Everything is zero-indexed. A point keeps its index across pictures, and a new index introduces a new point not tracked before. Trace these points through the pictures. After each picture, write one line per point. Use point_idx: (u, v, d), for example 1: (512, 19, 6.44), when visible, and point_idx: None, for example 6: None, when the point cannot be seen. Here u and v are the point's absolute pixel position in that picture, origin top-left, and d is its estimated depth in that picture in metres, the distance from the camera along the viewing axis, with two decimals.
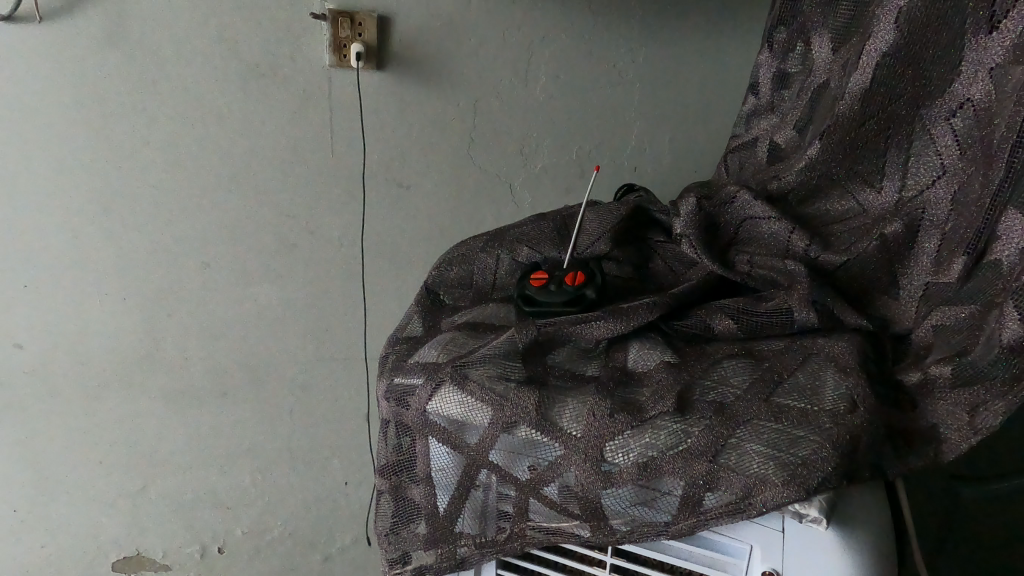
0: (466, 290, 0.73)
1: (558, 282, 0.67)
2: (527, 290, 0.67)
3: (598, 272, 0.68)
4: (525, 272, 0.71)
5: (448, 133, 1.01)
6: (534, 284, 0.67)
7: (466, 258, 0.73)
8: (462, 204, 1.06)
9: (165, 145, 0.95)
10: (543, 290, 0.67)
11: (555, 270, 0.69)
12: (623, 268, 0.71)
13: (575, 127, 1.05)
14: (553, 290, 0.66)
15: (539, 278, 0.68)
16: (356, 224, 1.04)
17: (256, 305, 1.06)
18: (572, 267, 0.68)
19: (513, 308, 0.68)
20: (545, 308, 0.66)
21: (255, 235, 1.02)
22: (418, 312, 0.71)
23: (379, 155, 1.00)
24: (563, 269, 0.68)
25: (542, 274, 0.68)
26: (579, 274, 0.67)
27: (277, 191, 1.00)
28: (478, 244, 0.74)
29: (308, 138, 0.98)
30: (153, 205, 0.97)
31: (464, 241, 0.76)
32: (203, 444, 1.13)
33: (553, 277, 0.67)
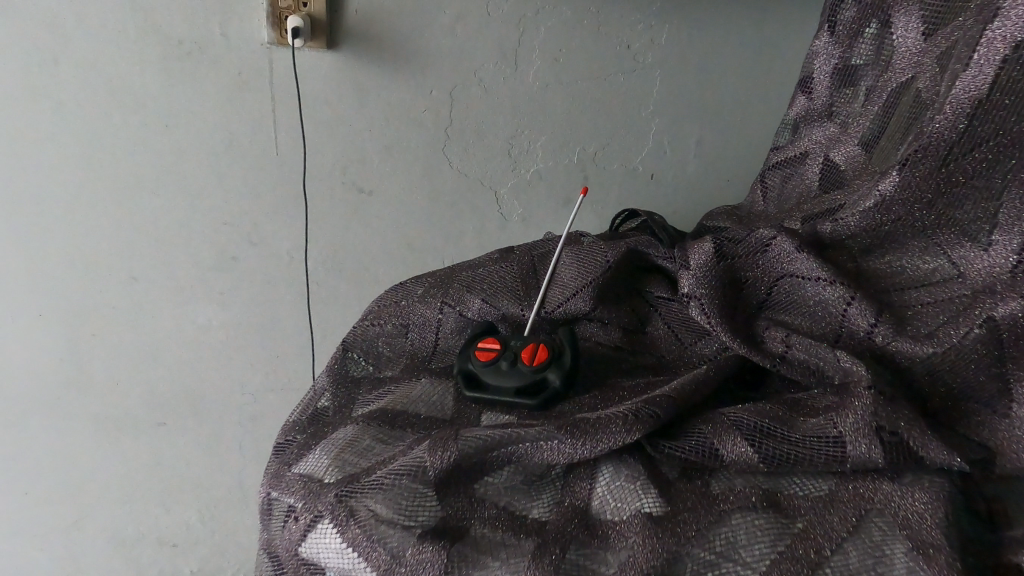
0: (397, 353, 0.55)
1: (512, 358, 0.48)
2: (469, 365, 0.49)
3: (570, 349, 0.48)
4: (475, 334, 0.52)
5: (419, 128, 0.82)
6: (479, 358, 0.49)
7: (401, 309, 0.55)
8: (436, 216, 0.87)
9: (73, 139, 0.78)
10: (490, 369, 0.48)
11: (512, 339, 0.50)
12: (610, 334, 0.52)
13: (577, 123, 0.83)
14: (504, 370, 0.48)
15: (488, 347, 0.49)
16: (308, 236, 0.86)
17: (195, 326, 0.90)
18: (536, 338, 0.49)
19: (452, 387, 0.50)
20: (490, 397, 0.47)
21: (188, 248, 0.85)
22: (333, 379, 0.53)
23: (334, 154, 0.82)
24: (524, 339, 0.49)
25: (493, 342, 0.49)
26: (542, 351, 0.48)
27: (213, 195, 0.82)
28: (417, 290, 0.56)
29: (248, 133, 0.80)
30: (62, 210, 0.81)
31: (408, 281, 0.58)
32: (141, 480, 0.99)
33: (506, 351, 0.49)
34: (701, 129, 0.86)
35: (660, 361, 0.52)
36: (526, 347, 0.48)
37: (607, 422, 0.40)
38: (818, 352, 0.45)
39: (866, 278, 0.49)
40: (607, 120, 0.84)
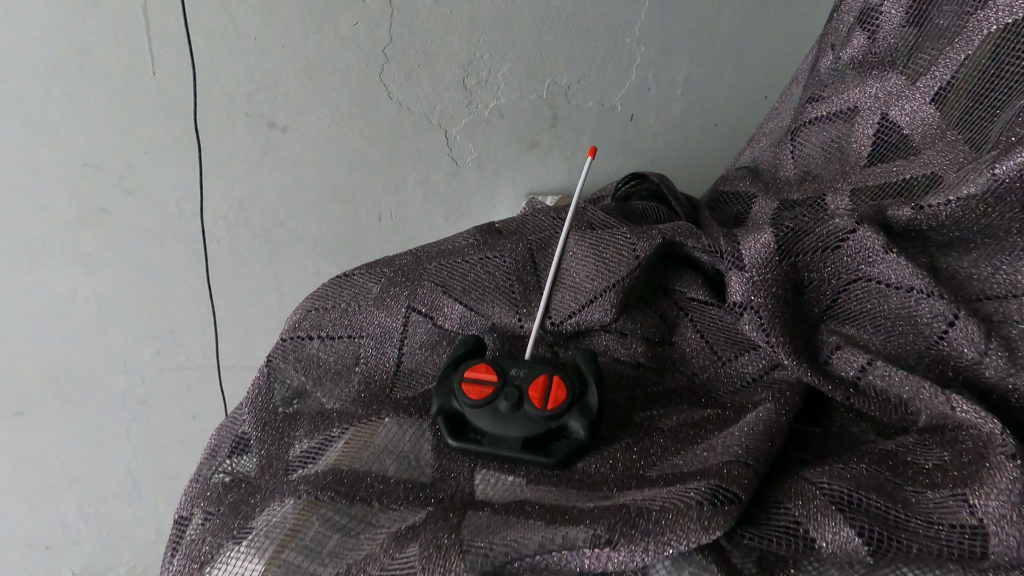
0: (347, 378, 0.40)
1: (514, 399, 0.35)
2: (456, 403, 0.35)
3: (593, 383, 0.36)
4: (456, 355, 0.38)
5: (350, 46, 0.63)
6: (470, 396, 0.35)
7: (350, 315, 0.40)
8: (372, 159, 0.69)
9: None
10: (487, 412, 0.35)
11: (511, 367, 0.36)
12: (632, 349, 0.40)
13: (548, 48, 0.68)
14: (507, 414, 0.35)
15: (479, 380, 0.36)
16: (203, 183, 0.66)
17: (53, 297, 0.68)
18: (544, 367, 0.36)
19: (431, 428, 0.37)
20: (486, 451, 0.34)
21: (32, 199, 0.62)
22: (255, 415, 0.39)
23: (236, 76, 0.62)
24: (528, 367, 0.36)
25: (487, 371, 0.36)
26: (556, 387, 0.35)
27: (63, 128, 0.60)
28: (372, 288, 0.41)
29: (112, 41, 0.57)
30: None
31: (356, 271, 0.43)
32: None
33: (507, 386, 0.35)
34: (690, 62, 0.72)
35: (694, 380, 0.40)
36: (534, 381, 0.35)
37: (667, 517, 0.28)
38: (911, 383, 0.35)
39: (942, 279, 0.38)
40: (584, 46, 0.68)
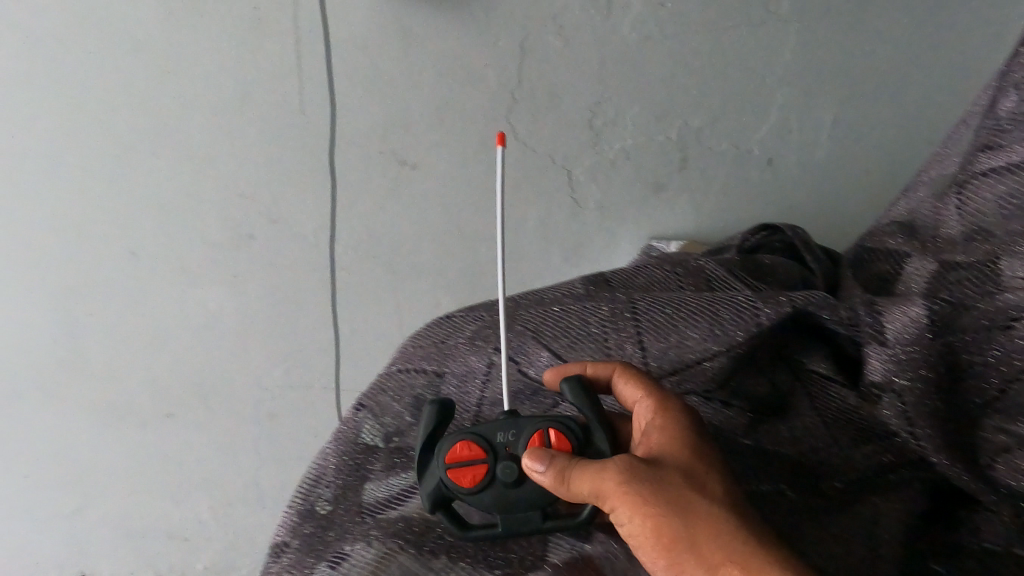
0: None
1: (508, 472, 0.37)
2: (455, 490, 0.37)
3: (603, 425, 0.39)
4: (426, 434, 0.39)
5: (478, 87, 0.63)
6: (465, 485, 0.37)
7: (445, 356, 0.46)
8: (494, 199, 0.70)
9: (52, 82, 0.62)
10: (486, 487, 0.37)
11: (496, 434, 0.38)
12: (731, 428, 0.40)
13: (682, 90, 0.65)
14: (504, 484, 0.37)
15: (464, 467, 0.37)
16: (337, 216, 0.70)
17: (204, 312, 0.75)
18: (531, 425, 0.39)
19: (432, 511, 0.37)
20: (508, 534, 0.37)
21: (193, 223, 0.70)
22: (341, 451, 0.45)
23: (371, 114, 0.64)
24: (515, 432, 0.38)
25: (468, 452, 0.38)
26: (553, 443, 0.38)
27: (223, 164, 0.67)
28: (468, 331, 0.47)
29: (264, 86, 0.63)
30: (48, 169, 0.66)
31: (456, 313, 0.50)
32: (149, 478, 0.88)
33: (499, 457, 0.38)
34: (841, 103, 0.66)
35: (810, 454, 0.38)
36: (527, 447, 0.38)
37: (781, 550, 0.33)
38: None
39: None
40: (721, 88, 0.65)
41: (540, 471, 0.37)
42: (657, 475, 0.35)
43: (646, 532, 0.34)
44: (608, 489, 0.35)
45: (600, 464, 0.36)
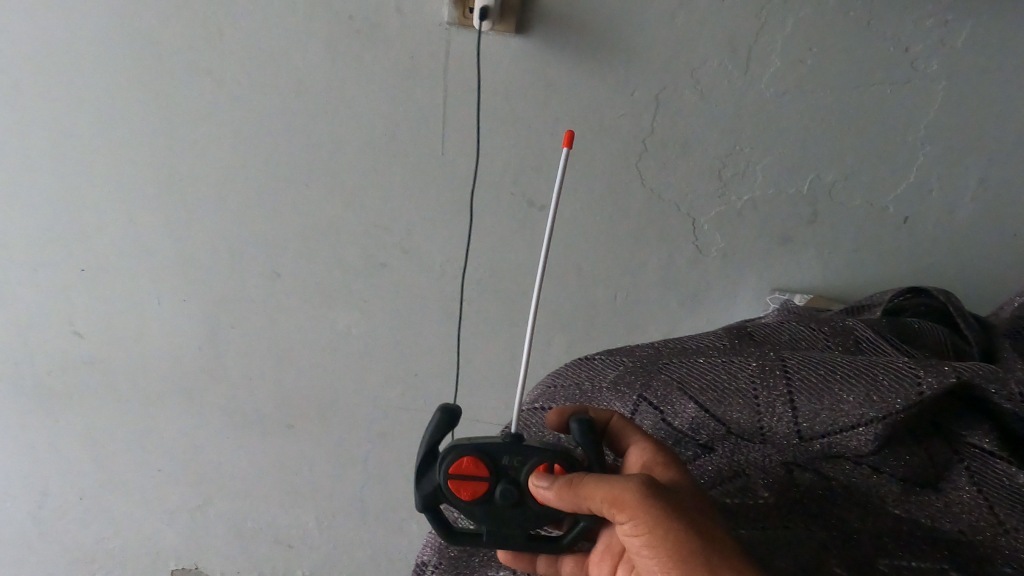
0: None
1: (506, 492, 0.42)
2: (457, 495, 0.42)
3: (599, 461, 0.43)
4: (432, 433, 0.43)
5: (612, 136, 0.66)
6: (464, 496, 0.42)
7: (587, 397, 0.50)
8: (617, 243, 0.71)
9: (229, 118, 0.70)
10: (486, 499, 0.42)
11: (502, 456, 0.42)
12: (879, 495, 0.41)
13: (816, 146, 0.65)
14: (503, 498, 0.42)
15: (467, 481, 0.42)
16: (467, 252, 0.74)
17: (333, 333, 0.81)
18: (536, 453, 0.42)
19: (432, 503, 0.43)
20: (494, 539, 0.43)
21: (334, 250, 0.76)
22: None
23: (508, 156, 0.68)
24: (521, 457, 0.42)
25: (474, 469, 0.42)
26: (557, 473, 0.42)
27: (367, 198, 0.72)
28: (612, 375, 0.50)
29: (412, 128, 0.68)
30: (215, 195, 0.74)
31: (599, 355, 0.54)
32: (266, 484, 0.95)
33: (501, 477, 0.42)
34: (984, 165, 0.65)
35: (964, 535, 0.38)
36: (529, 474, 0.42)
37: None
38: None
39: None
40: (857, 145, 0.65)
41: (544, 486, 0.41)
42: (670, 494, 0.38)
43: (656, 543, 0.38)
44: (625, 501, 0.38)
45: (618, 480, 0.39)
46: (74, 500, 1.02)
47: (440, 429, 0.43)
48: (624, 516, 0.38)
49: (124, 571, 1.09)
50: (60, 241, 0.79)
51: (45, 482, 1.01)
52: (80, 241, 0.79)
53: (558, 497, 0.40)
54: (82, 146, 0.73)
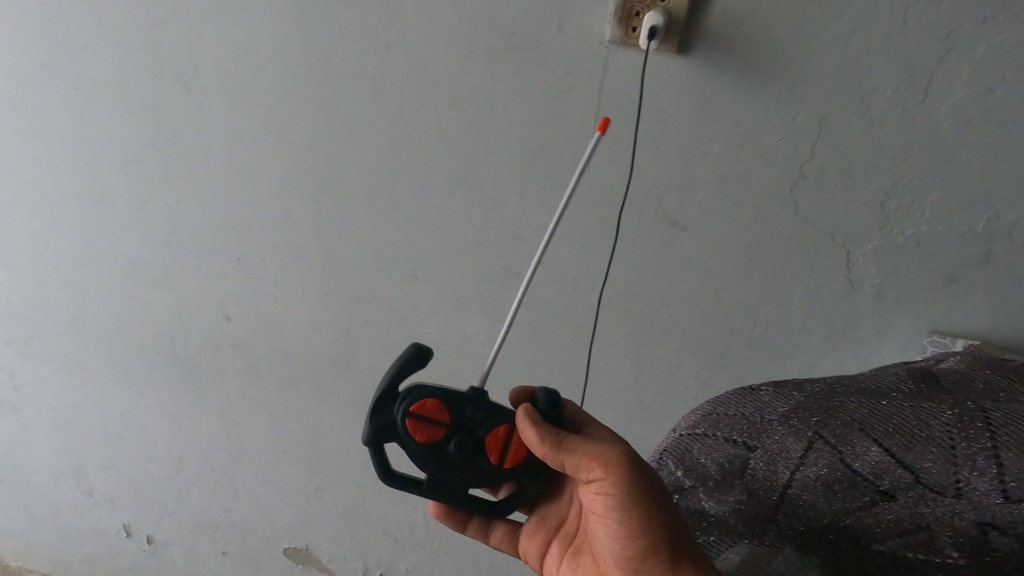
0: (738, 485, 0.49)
1: (457, 442, 0.54)
2: (413, 433, 0.54)
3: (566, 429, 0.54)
4: (401, 370, 0.55)
5: (767, 160, 0.64)
6: (419, 437, 0.54)
7: (760, 429, 0.50)
8: (761, 270, 0.70)
9: (386, 125, 0.73)
10: (445, 441, 0.55)
11: (466, 411, 0.55)
12: None
13: (998, 183, 0.60)
14: (457, 444, 0.54)
15: (423, 421, 0.54)
16: (607, 271, 0.73)
17: (462, 338, 0.84)
18: (499, 417, 0.55)
19: (393, 434, 0.55)
20: (434, 478, 0.56)
21: (470, 258, 0.78)
22: None
23: (654, 176, 0.67)
24: (480, 414, 0.55)
25: (436, 414, 0.54)
26: (510, 432, 0.55)
27: (507, 210, 0.74)
28: (785, 409, 0.50)
29: (560, 144, 0.69)
30: (365, 198, 0.78)
31: (764, 388, 0.54)
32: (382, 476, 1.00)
33: (456, 426, 0.55)
34: None
35: None
36: (489, 431, 0.55)
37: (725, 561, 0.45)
38: None
39: None
40: None
41: (533, 421, 0.53)
42: (643, 463, 0.49)
43: (621, 497, 0.48)
44: (607, 457, 0.49)
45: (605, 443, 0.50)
46: (207, 470, 1.11)
47: (411, 368, 0.55)
48: (598, 467, 0.49)
49: (244, 540, 1.18)
50: (223, 232, 0.87)
51: (184, 450, 1.11)
52: (240, 232, 0.86)
53: (543, 439, 0.52)
54: (254, 147, 0.79)
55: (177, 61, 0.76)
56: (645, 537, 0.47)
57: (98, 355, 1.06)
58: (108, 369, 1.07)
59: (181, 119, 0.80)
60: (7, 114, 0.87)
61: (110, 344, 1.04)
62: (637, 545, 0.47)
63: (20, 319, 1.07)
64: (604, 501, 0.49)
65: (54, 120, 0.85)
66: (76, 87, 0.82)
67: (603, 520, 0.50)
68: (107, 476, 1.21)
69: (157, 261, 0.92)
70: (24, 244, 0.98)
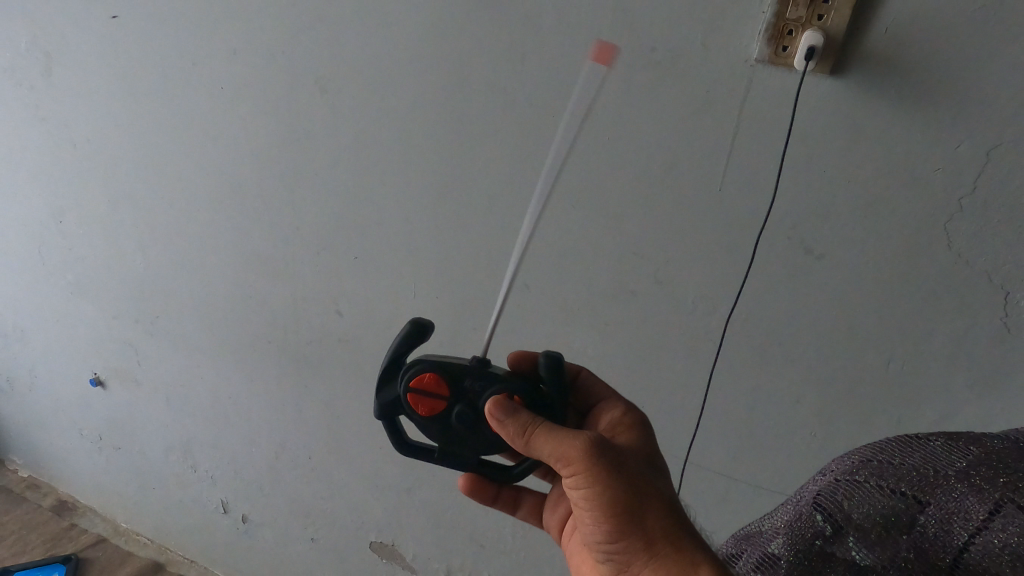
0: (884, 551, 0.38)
1: (460, 411, 0.54)
2: (417, 409, 0.54)
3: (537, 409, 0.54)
4: (401, 346, 0.55)
5: (921, 191, 0.60)
6: (422, 409, 0.54)
7: (931, 482, 0.38)
8: (902, 306, 0.65)
9: (513, 136, 0.74)
10: (448, 414, 0.54)
11: (465, 382, 0.54)
12: None
13: None
14: (460, 413, 0.54)
15: (424, 394, 0.54)
16: (731, 295, 0.71)
17: (569, 351, 0.83)
18: (495, 386, 0.54)
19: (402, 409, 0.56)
20: (446, 446, 0.56)
21: (585, 273, 0.77)
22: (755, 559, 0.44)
23: (791, 201, 0.65)
24: (477, 384, 0.54)
25: (433, 386, 0.54)
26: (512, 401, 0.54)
27: (628, 226, 0.73)
28: (964, 462, 0.38)
29: (690, 162, 0.67)
30: (485, 206, 0.79)
31: (934, 437, 0.42)
32: None
33: (456, 399, 0.54)
34: None
35: None
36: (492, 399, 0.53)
37: (695, 552, 0.46)
38: None
39: None
40: None
41: (500, 413, 0.52)
42: (611, 451, 0.50)
43: (595, 490, 0.49)
44: (572, 454, 0.49)
45: (569, 437, 0.50)
46: (304, 458, 1.15)
47: (409, 343, 0.55)
48: (569, 463, 0.50)
49: (333, 529, 1.21)
50: (344, 232, 0.90)
51: (285, 437, 1.15)
52: (359, 232, 0.89)
53: (512, 435, 0.52)
54: (381, 150, 0.82)
55: (317, 65, 0.80)
56: (623, 529, 0.49)
57: (214, 338, 1.12)
58: (223, 353, 1.13)
59: (315, 120, 0.84)
60: (158, 108, 0.94)
61: (227, 330, 1.09)
62: (616, 536, 0.49)
63: (148, 299, 1.15)
64: (580, 492, 0.50)
65: (199, 116, 0.92)
66: (222, 87, 0.88)
67: (580, 507, 0.51)
68: (211, 454, 1.28)
69: (278, 254, 0.97)
70: (160, 231, 1.06)
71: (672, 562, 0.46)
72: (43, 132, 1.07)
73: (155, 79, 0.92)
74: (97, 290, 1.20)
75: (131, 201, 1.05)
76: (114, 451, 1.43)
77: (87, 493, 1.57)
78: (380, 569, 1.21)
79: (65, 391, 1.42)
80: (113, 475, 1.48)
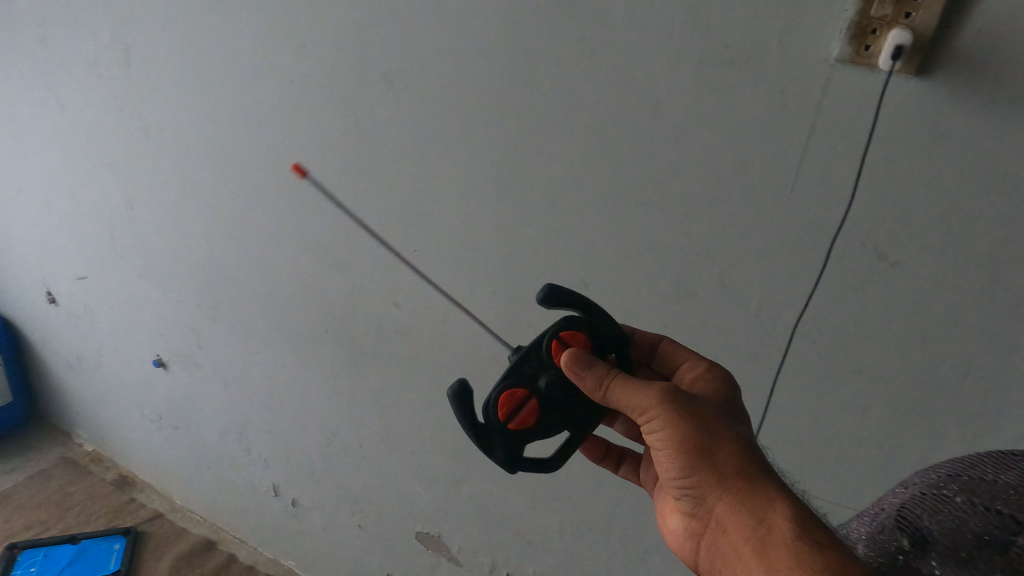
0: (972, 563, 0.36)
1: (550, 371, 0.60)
2: (527, 421, 0.60)
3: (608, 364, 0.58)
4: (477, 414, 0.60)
5: (1009, 197, 0.57)
6: (530, 419, 0.60)
7: None
8: (981, 316, 0.63)
9: (578, 132, 0.73)
10: (542, 398, 0.60)
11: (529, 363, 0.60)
12: None
13: None
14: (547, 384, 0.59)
15: (513, 404, 0.59)
16: (798, 299, 0.70)
17: None
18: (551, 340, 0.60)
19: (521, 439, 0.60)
20: (568, 422, 0.61)
21: (647, 271, 0.77)
22: None
23: (867, 204, 0.63)
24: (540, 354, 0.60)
25: (515, 396, 0.59)
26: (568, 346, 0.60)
27: (693, 226, 0.72)
28: None
29: (760, 161, 0.65)
30: (547, 202, 0.79)
31: None
32: (520, 478, 1.00)
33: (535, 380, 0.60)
34: None
35: None
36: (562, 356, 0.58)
37: (768, 488, 0.47)
38: None
39: None
40: None
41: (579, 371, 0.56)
42: (686, 400, 0.52)
43: (671, 435, 0.51)
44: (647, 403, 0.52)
45: (643, 387, 0.53)
46: (355, 446, 1.18)
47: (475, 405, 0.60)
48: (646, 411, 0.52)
49: (380, 517, 1.24)
50: (405, 225, 0.91)
51: (338, 425, 1.18)
52: (420, 226, 0.90)
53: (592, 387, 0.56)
54: (445, 145, 0.83)
55: (384, 60, 0.81)
56: (699, 472, 0.50)
57: (273, 325, 1.15)
58: (280, 340, 1.16)
59: (380, 115, 0.85)
60: (229, 101, 0.97)
61: (286, 318, 1.12)
62: (694, 479, 0.51)
63: (211, 285, 1.19)
64: (658, 439, 0.52)
65: (268, 110, 0.94)
66: (291, 81, 0.90)
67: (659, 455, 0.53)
68: (265, 438, 1.31)
69: (338, 246, 0.99)
70: (226, 220, 1.09)
71: (744, 496, 0.47)
72: (119, 123, 1.12)
73: (227, 73, 0.95)
74: (164, 276, 1.25)
75: (199, 191, 1.09)
76: (173, 431, 1.49)
77: (147, 470, 1.64)
78: (426, 559, 1.23)
79: (130, 371, 1.48)
80: (172, 454, 1.54)
